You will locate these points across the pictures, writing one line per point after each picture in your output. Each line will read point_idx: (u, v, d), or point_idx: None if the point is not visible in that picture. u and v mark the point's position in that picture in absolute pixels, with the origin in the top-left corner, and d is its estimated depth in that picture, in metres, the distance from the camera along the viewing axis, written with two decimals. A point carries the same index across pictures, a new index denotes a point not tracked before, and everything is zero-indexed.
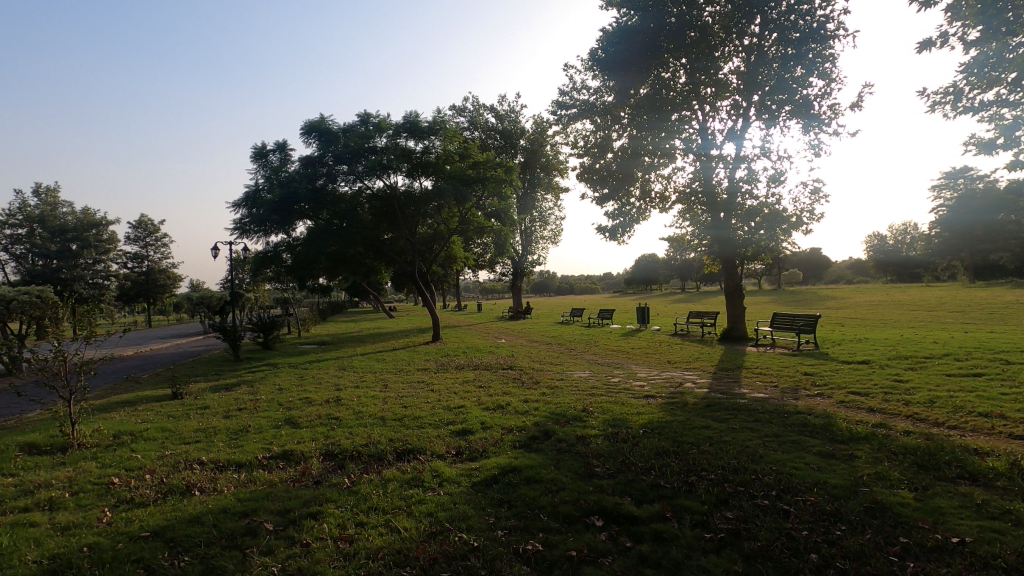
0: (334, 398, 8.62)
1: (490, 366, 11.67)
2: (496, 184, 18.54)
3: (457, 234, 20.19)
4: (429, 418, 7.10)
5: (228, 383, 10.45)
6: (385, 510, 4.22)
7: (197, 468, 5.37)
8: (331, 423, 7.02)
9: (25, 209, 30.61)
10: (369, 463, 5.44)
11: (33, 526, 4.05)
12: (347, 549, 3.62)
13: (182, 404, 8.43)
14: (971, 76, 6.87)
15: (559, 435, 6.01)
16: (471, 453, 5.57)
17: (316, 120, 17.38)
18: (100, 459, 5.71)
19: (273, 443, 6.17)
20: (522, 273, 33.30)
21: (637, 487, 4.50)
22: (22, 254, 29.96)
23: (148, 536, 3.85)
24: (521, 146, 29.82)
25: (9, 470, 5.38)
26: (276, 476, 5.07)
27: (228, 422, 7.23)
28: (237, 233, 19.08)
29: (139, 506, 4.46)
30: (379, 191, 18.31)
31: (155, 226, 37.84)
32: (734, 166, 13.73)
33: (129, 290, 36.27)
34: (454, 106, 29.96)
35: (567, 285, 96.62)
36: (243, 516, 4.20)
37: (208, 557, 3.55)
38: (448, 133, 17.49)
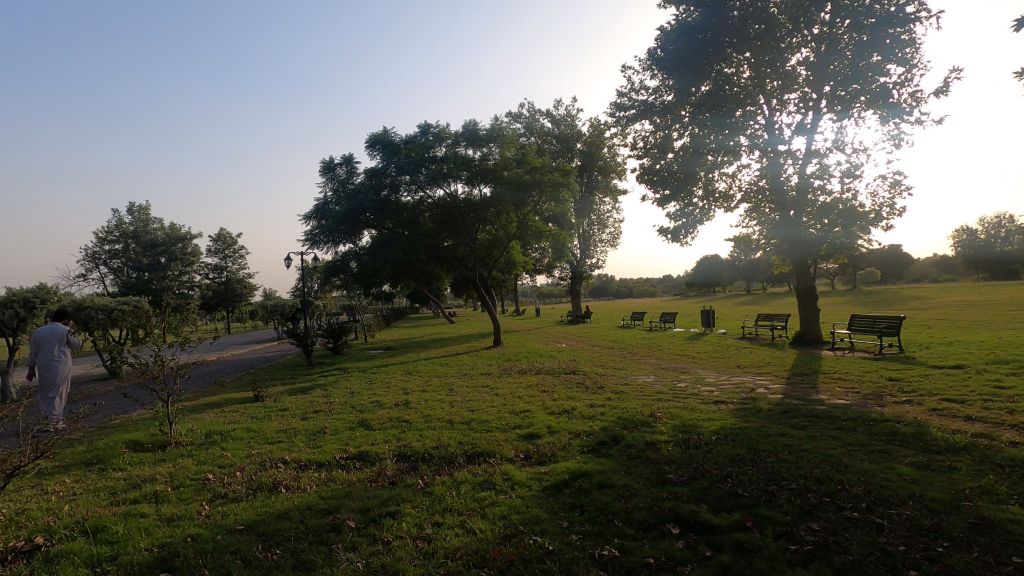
0: (404, 401, 8.89)
1: (552, 371, 11.65)
2: (554, 189, 18.53)
3: (516, 240, 20.30)
4: (496, 422, 7.17)
5: (304, 386, 10.99)
6: (459, 512, 4.32)
7: (281, 466, 5.68)
8: (402, 426, 7.23)
9: (121, 226, 33.34)
10: (441, 465, 5.57)
11: (143, 517, 4.41)
12: (426, 548, 3.73)
13: (264, 406, 8.93)
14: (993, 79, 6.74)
15: (628, 441, 5.94)
16: (540, 458, 5.59)
17: (380, 133, 18.04)
18: (196, 456, 6.14)
19: (349, 445, 6.43)
20: (580, 277, 33.22)
21: (713, 495, 4.38)
22: (119, 267, 33.15)
23: (242, 529, 4.12)
24: (578, 150, 29.70)
25: (119, 465, 5.90)
26: (354, 476, 5.29)
27: (307, 424, 7.60)
28: (308, 243, 20.07)
29: (233, 500, 4.78)
30: (440, 200, 18.78)
31: (233, 239, 40.28)
32: (804, 161, 13.15)
33: (210, 299, 38.85)
34: (510, 113, 30.34)
35: (626, 289, 94.86)
36: (326, 513, 4.41)
37: (298, 551, 3.75)
38: (505, 139, 17.70)
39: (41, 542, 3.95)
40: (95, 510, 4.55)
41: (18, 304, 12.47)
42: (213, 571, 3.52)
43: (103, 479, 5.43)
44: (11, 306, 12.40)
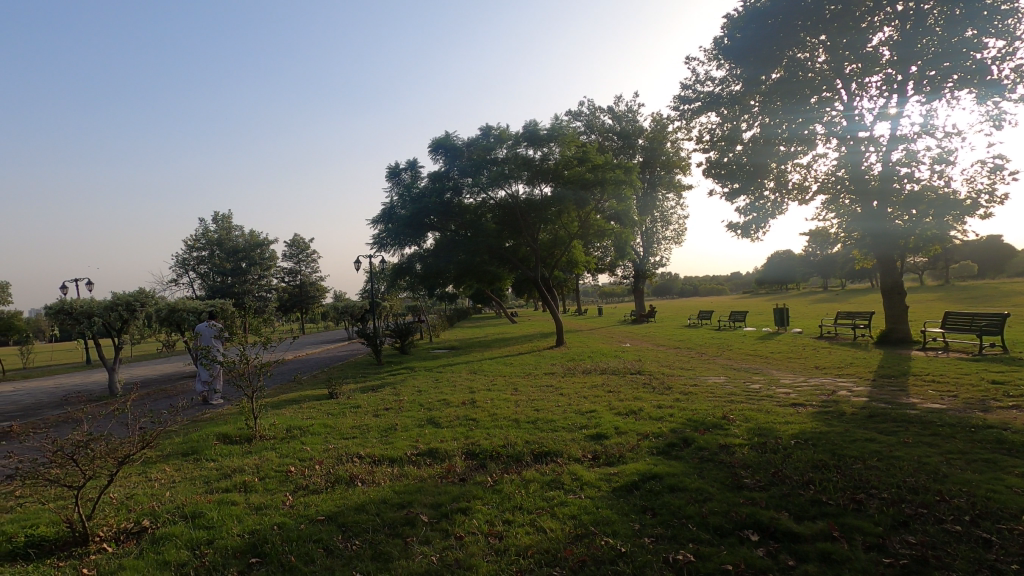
0: (470, 400, 9.03)
1: (618, 371, 11.48)
2: (616, 186, 18.16)
3: (578, 239, 20.12)
4: (562, 422, 7.14)
5: (375, 384, 11.41)
6: (529, 510, 4.34)
7: (357, 461, 5.92)
8: (469, 425, 7.35)
9: (207, 234, 35.77)
10: (509, 463, 5.61)
11: (234, 505, 4.73)
12: (498, 545, 3.78)
13: (339, 403, 9.35)
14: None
15: (700, 443, 5.76)
16: (608, 459, 5.53)
17: (443, 137, 18.43)
18: (279, 449, 6.51)
19: (420, 441, 6.61)
20: (643, 275, 32.63)
21: (795, 501, 4.17)
22: (206, 272, 35.68)
23: (323, 519, 4.32)
24: (640, 146, 29.13)
25: (211, 456, 6.35)
26: (425, 472, 5.43)
27: (379, 421, 7.88)
28: (376, 247, 20.85)
29: (314, 492, 5.03)
30: (502, 201, 18.93)
31: (307, 244, 42.36)
32: (889, 148, 12.27)
33: (287, 301, 41.08)
34: (570, 111, 30.25)
35: (691, 286, 92.05)
36: (400, 506, 4.55)
37: (376, 543, 3.89)
38: (566, 138, 17.57)
39: (148, 525, 4.30)
40: (192, 497, 4.92)
41: (121, 307, 13.61)
42: (298, 557, 3.72)
43: (198, 469, 5.86)
44: (115, 308, 13.55)
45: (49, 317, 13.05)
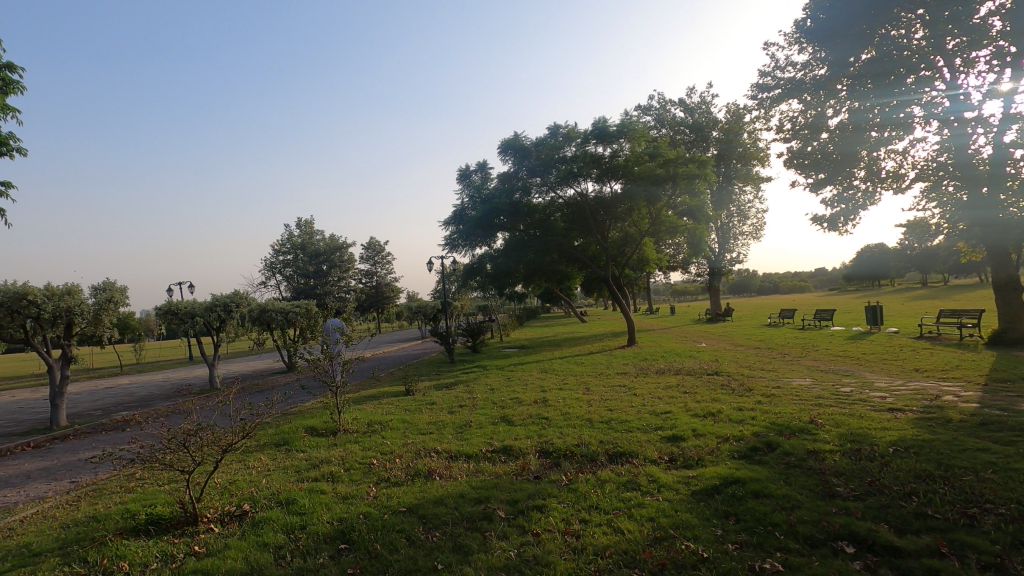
0: (542, 399, 9.06)
1: (693, 371, 11.12)
2: (689, 180, 17.41)
3: (649, 236, 19.59)
4: (637, 422, 7.01)
5: (449, 382, 11.69)
6: (606, 510, 4.30)
7: (434, 456, 6.10)
8: (542, 423, 7.38)
9: (292, 239, 38.05)
10: (583, 463, 5.59)
11: (324, 493, 5.03)
12: (575, 544, 3.78)
13: (415, 400, 9.66)
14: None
15: (786, 448, 5.47)
16: (687, 461, 5.38)
17: (511, 138, 18.56)
18: (362, 442, 6.83)
19: (494, 438, 6.73)
20: (719, 273, 31.41)
21: (894, 513, 3.88)
22: (291, 274, 37.91)
23: (405, 511, 4.49)
24: (715, 138, 28.03)
25: (300, 447, 6.77)
26: (500, 469, 5.50)
27: (453, 417, 8.06)
28: (447, 248, 21.42)
29: (395, 484, 5.24)
30: (571, 199, 18.75)
31: (382, 246, 44.03)
32: (1001, 129, 11.07)
33: (364, 301, 42.93)
34: (640, 106, 29.68)
35: (771, 283, 87.26)
36: (478, 501, 4.66)
37: (455, 535, 4.00)
38: (636, 134, 17.07)
39: (247, 509, 4.65)
40: (286, 485, 5.27)
41: (219, 308, 14.76)
42: (383, 546, 3.89)
43: (290, 459, 6.27)
44: (214, 308, 14.73)
45: (159, 317, 14.40)
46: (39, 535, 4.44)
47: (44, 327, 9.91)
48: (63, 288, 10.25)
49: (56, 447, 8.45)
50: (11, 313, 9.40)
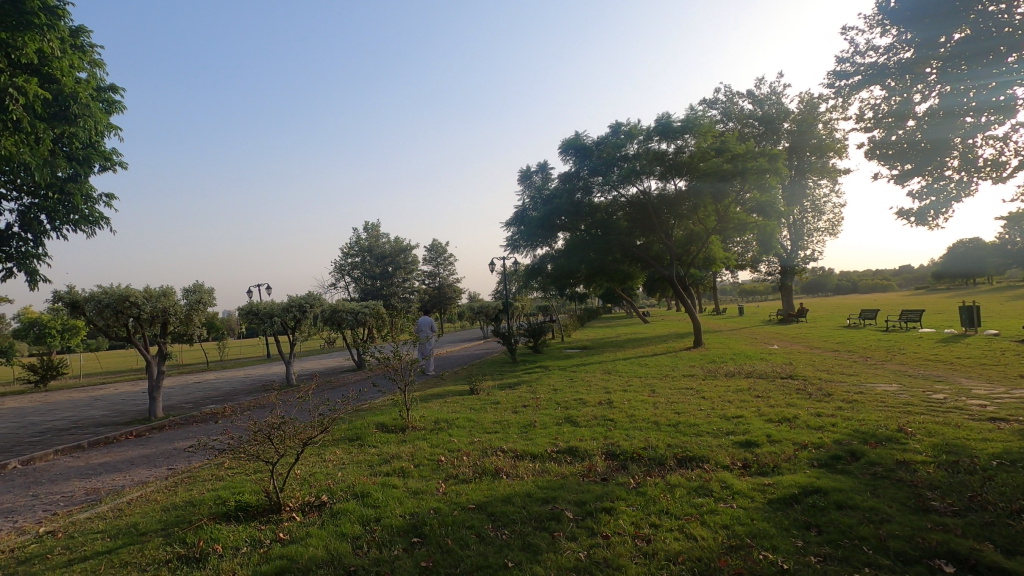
0: (607, 400, 8.97)
1: (764, 375, 10.67)
2: (759, 175, 16.65)
3: (716, 234, 18.84)
4: (706, 426, 6.81)
5: (512, 382, 11.78)
6: (677, 515, 4.20)
7: (500, 455, 6.18)
8: (607, 425, 7.30)
9: (360, 242, 39.61)
10: (652, 466, 5.49)
11: (396, 487, 5.21)
12: (646, 548, 3.72)
13: (479, 399, 9.80)
14: (920, 141, 7.72)
15: (872, 458, 5.14)
16: (762, 468, 5.16)
17: (573, 137, 18.54)
18: (429, 439, 7.02)
19: (559, 439, 6.72)
20: (791, 271, 29.99)
21: (1001, 533, 3.57)
22: (359, 276, 39.42)
23: (474, 508, 4.58)
24: (786, 130, 26.74)
25: (372, 443, 7.04)
26: (566, 470, 5.50)
27: (518, 417, 8.12)
28: (509, 248, 21.70)
29: (463, 481, 5.35)
30: (633, 198, 18.37)
31: (444, 248, 44.96)
32: None
33: (427, 302, 43.95)
34: (705, 100, 28.84)
35: (849, 282, 82.07)
36: (545, 501, 4.67)
37: (524, 535, 4.03)
38: (702, 129, 16.46)
39: (326, 500, 4.88)
40: (360, 478, 5.51)
41: (295, 308, 15.59)
42: (454, 541, 3.98)
43: (363, 454, 6.53)
44: (291, 309, 15.58)
45: (241, 317, 15.36)
46: (143, 516, 4.85)
47: (144, 325, 10.86)
48: (159, 289, 11.11)
49: (154, 436, 9.21)
50: (117, 312, 10.35)
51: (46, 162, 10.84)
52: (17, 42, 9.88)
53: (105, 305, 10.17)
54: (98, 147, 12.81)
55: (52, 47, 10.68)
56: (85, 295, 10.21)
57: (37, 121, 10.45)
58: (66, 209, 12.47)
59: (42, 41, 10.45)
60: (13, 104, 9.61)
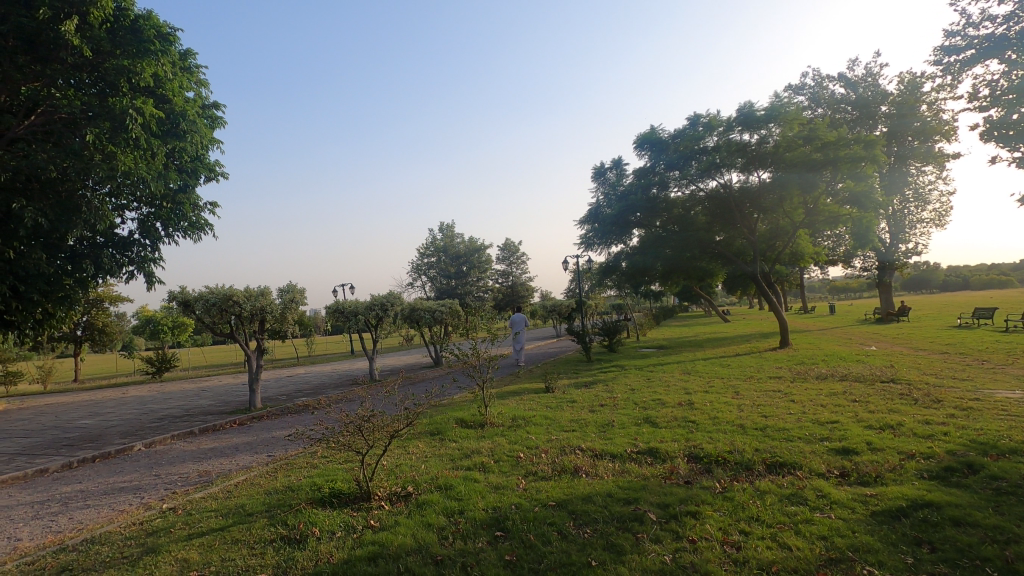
0: (687, 401, 8.69)
1: (862, 378, 9.90)
2: (853, 164, 15.44)
3: (804, 228, 17.66)
4: (797, 431, 6.44)
5: (588, 380, 11.69)
6: (768, 523, 4.01)
7: (579, 453, 6.16)
8: (689, 426, 7.08)
9: (436, 242, 40.83)
10: (738, 471, 5.26)
11: (477, 482, 5.32)
12: (735, 555, 3.58)
13: (555, 397, 9.80)
14: None
15: (994, 472, 4.65)
16: (863, 477, 4.81)
17: (648, 132, 18.21)
18: (508, 436, 7.12)
19: (638, 439, 6.61)
20: (891, 266, 27.64)
21: None
22: (435, 275, 40.61)
23: (554, 505, 4.60)
24: (884, 114, 24.68)
25: (453, 437, 7.24)
26: (647, 471, 5.39)
27: (595, 416, 8.04)
28: (583, 245, 21.67)
29: (543, 478, 5.39)
30: (713, 191, 17.63)
31: (517, 247, 45.33)
32: None
33: (501, 300, 44.46)
34: (791, 87, 27.25)
35: (960, 279, 74.34)
36: (626, 502, 4.61)
37: (607, 534, 3.99)
38: (788, 116, 15.49)
39: (411, 490, 5.08)
40: (443, 471, 5.69)
41: (377, 307, 16.30)
42: (537, 537, 4.02)
43: (444, 448, 6.73)
44: (373, 308, 16.30)
45: (329, 315, 16.26)
46: (249, 498, 5.27)
47: (245, 323, 11.74)
48: (258, 289, 11.98)
49: (255, 425, 9.97)
50: (222, 310, 11.29)
51: (161, 174, 11.94)
52: (137, 68, 11.13)
53: (212, 304, 11.12)
54: (203, 160, 14.04)
55: (165, 71, 11.87)
56: (195, 295, 11.18)
57: (152, 139, 11.60)
58: (177, 217, 13.64)
59: (157, 65, 11.64)
60: (134, 123, 10.75)
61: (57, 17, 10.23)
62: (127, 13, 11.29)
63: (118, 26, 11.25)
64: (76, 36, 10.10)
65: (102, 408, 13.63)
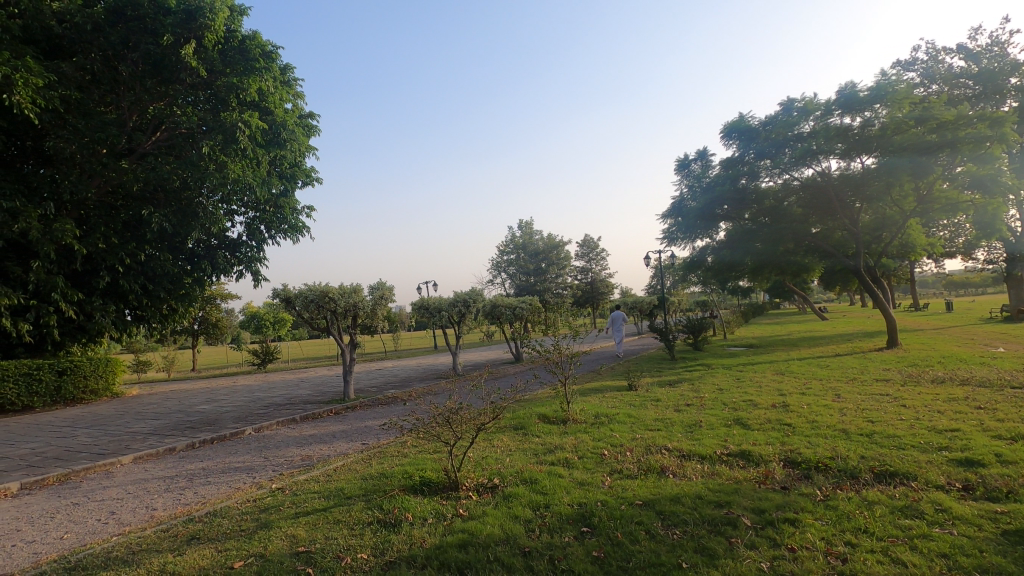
0: (782, 403, 8.21)
1: (989, 383, 8.88)
2: (976, 145, 13.83)
3: (916, 216, 16.06)
4: (909, 438, 5.91)
5: (673, 379, 11.37)
6: (879, 536, 3.72)
7: (665, 453, 6.02)
8: (784, 429, 6.73)
9: (515, 240, 41.37)
10: (842, 479, 4.91)
11: (562, 477, 5.35)
12: (841, 567, 3.36)
13: (639, 395, 9.62)
14: None
15: None
16: (991, 493, 4.34)
17: (736, 120, 17.44)
18: (591, 433, 7.09)
19: (728, 441, 6.35)
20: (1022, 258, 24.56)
21: None
22: (514, 272, 41.09)
23: (641, 504, 4.53)
24: (1013, 87, 21.94)
25: (536, 432, 7.31)
26: (740, 474, 5.16)
27: (682, 416, 7.83)
28: (667, 240, 21.14)
29: (629, 476, 5.32)
30: (809, 180, 16.48)
31: (596, 243, 44.84)
32: None
33: (580, 298, 44.14)
34: (899, 63, 24.93)
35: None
36: (718, 505, 4.45)
37: (698, 537, 3.88)
38: (897, 96, 14.16)
39: (497, 483, 5.19)
40: (527, 465, 5.76)
41: (460, 303, 16.78)
42: (624, 535, 3.98)
43: (527, 442, 6.82)
44: (456, 304, 16.79)
45: (415, 311, 16.94)
46: (347, 482, 5.61)
47: (340, 318, 12.45)
48: (351, 287, 12.69)
49: (349, 414, 10.59)
50: (319, 306, 12.04)
51: (265, 181, 12.97)
52: (244, 84, 12.14)
53: (310, 300, 11.89)
54: (301, 166, 15.08)
55: (268, 85, 12.87)
56: (295, 292, 12.02)
57: (257, 148, 12.61)
58: (279, 219, 14.71)
59: (262, 80, 12.64)
60: (242, 134, 11.73)
61: (178, 42, 11.38)
62: (236, 35, 12.32)
63: (228, 47, 12.32)
64: (193, 58, 11.19)
65: (217, 395, 15.00)
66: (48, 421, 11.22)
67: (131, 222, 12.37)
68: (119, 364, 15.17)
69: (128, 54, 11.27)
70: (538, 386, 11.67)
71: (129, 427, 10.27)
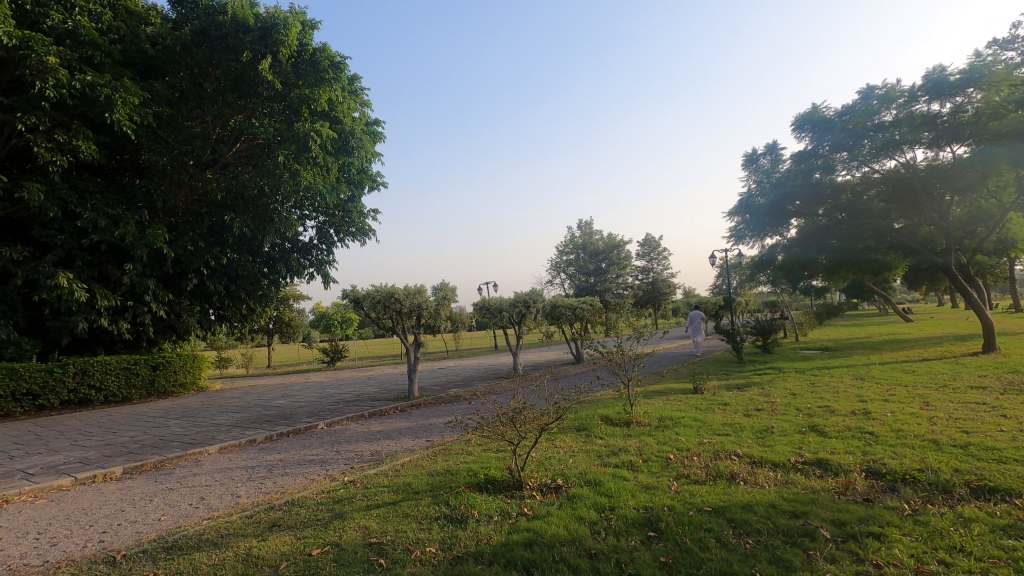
0: (862, 410, 7.72)
1: None
2: None
3: (1018, 208, 14.68)
4: (1011, 451, 5.42)
5: (741, 383, 10.96)
6: (977, 556, 3.44)
7: (735, 459, 5.81)
8: (865, 437, 6.34)
9: (575, 240, 41.15)
10: (933, 492, 4.58)
11: (627, 480, 5.28)
12: None
13: (706, 399, 9.35)
14: None
15: None
16: None
17: (809, 112, 16.57)
18: (656, 436, 6.94)
19: (803, 448, 6.06)
20: None
21: None
22: (574, 273, 40.86)
23: (711, 510, 4.40)
24: None
25: (598, 434, 7.25)
26: (817, 484, 4.92)
27: (752, 421, 7.54)
28: (734, 238, 20.35)
29: (696, 481, 5.17)
30: (892, 172, 15.41)
31: (658, 242, 43.84)
32: None
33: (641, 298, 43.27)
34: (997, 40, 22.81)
35: None
36: (793, 515, 4.25)
37: (772, 547, 3.73)
38: (995, 78, 12.90)
39: (561, 483, 5.19)
40: (591, 467, 5.72)
41: (521, 303, 16.87)
42: (693, 542, 3.88)
43: (590, 443, 6.78)
44: (517, 305, 16.90)
45: (477, 311, 17.17)
46: (415, 477, 5.78)
47: (404, 318, 12.80)
48: (415, 288, 13.04)
49: (414, 411, 10.88)
50: (385, 306, 12.45)
51: (333, 187, 13.53)
52: (315, 95, 12.72)
53: (377, 301, 12.33)
54: (368, 172, 15.64)
55: (337, 95, 13.43)
56: (363, 293, 12.48)
57: (327, 156, 13.19)
58: (347, 223, 15.32)
59: (331, 91, 13.19)
60: (313, 143, 12.32)
61: (256, 58, 12.09)
62: (307, 48, 12.93)
63: (300, 61, 12.94)
64: (269, 72, 11.88)
65: (291, 391, 15.84)
66: (144, 412, 12.22)
67: (215, 227, 13.27)
68: (204, 360, 16.27)
69: (211, 71, 12.10)
70: (601, 387, 11.44)
71: (214, 419, 11.02)
